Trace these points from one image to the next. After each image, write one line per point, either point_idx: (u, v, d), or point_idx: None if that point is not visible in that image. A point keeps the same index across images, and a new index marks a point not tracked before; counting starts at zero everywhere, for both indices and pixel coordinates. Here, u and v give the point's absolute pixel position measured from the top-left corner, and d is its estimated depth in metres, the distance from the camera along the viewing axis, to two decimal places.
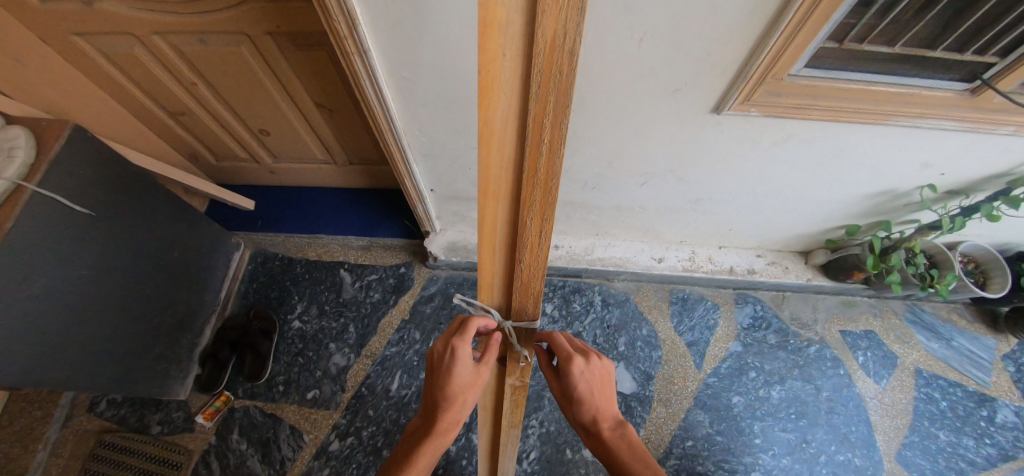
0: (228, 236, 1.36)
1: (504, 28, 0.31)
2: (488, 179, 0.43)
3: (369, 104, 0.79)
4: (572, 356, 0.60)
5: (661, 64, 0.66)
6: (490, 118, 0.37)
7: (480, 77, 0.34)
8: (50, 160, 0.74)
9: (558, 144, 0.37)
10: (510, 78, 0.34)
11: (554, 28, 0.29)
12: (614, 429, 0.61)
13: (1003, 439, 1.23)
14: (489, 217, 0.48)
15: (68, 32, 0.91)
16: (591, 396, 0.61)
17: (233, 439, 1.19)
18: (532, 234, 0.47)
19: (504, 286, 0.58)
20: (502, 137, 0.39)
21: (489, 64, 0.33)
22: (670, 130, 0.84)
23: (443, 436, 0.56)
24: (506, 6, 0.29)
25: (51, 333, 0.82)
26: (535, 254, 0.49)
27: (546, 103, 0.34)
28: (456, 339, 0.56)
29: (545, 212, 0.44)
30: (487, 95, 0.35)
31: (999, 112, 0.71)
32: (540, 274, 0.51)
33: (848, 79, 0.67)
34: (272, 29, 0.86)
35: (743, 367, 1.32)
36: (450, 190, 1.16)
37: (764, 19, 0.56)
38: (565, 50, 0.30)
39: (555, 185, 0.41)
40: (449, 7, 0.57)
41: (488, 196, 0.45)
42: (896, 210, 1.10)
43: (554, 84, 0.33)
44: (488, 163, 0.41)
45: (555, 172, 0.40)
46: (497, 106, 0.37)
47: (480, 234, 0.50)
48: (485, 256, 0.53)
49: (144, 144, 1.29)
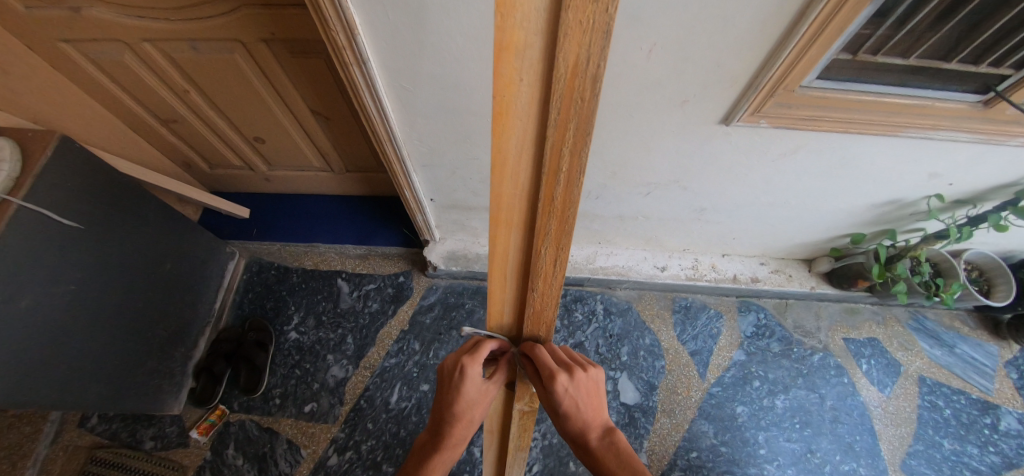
0: (223, 245, 1.33)
1: (522, 52, 0.27)
2: (501, 208, 0.41)
3: (369, 115, 0.77)
4: (554, 374, 0.48)
5: (669, 75, 0.65)
6: (504, 144, 0.35)
7: (494, 103, 0.30)
8: (35, 173, 0.71)
9: (576, 174, 0.35)
10: (526, 103, 0.31)
11: (576, 53, 0.25)
12: (603, 439, 0.52)
13: (1008, 447, 1.23)
14: (501, 245, 0.46)
15: (55, 39, 0.89)
16: (575, 410, 0.51)
17: (228, 454, 1.16)
18: (546, 263, 0.45)
19: (514, 312, 0.57)
20: (516, 164, 0.37)
21: (504, 89, 0.30)
22: (676, 141, 0.82)
23: (452, 449, 0.54)
24: (523, 28, 0.26)
25: (39, 352, 0.79)
26: (548, 282, 0.47)
27: (565, 130, 0.31)
28: (465, 358, 0.52)
29: (560, 241, 0.42)
30: (501, 122, 0.32)
31: (1011, 123, 0.69)
32: (553, 303, 0.50)
33: (861, 91, 0.65)
34: (267, 36, 0.84)
35: (747, 377, 1.31)
36: (450, 199, 1.14)
37: (778, 30, 0.54)
38: (588, 76, 0.27)
39: (573, 215, 0.39)
40: (452, 18, 0.55)
41: (500, 224, 0.43)
42: (902, 219, 1.09)
43: (574, 111, 0.30)
44: (501, 191, 0.39)
45: (573, 202, 0.38)
46: (512, 132, 0.34)
47: (490, 263, 0.48)
48: (495, 283, 0.52)
49: (136, 152, 1.25)
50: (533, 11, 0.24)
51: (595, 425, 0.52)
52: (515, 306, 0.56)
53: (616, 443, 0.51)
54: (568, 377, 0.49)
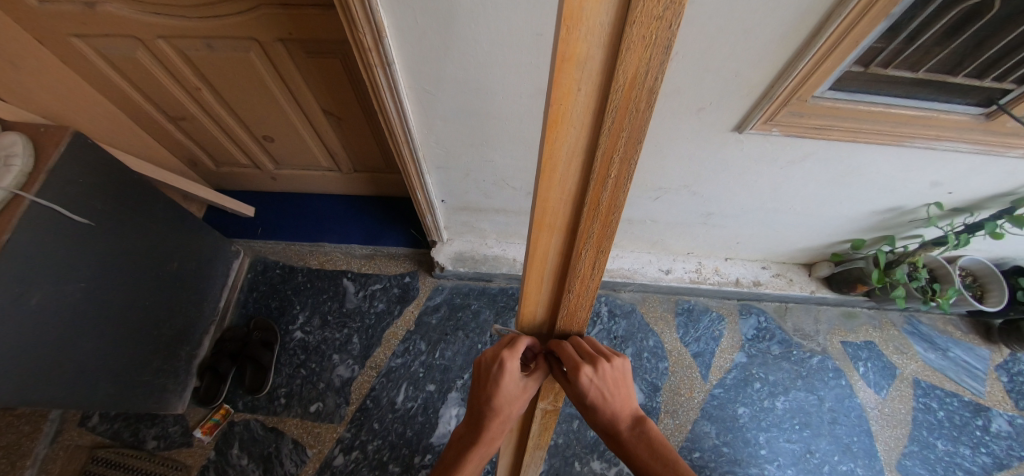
0: (228, 243, 1.33)
1: (582, 64, 0.28)
2: (546, 212, 0.43)
3: (389, 118, 0.78)
4: (578, 366, 0.50)
5: (687, 83, 0.66)
6: (555, 151, 0.36)
7: (550, 112, 0.32)
8: (48, 169, 0.71)
9: (624, 178, 0.38)
10: (580, 113, 0.33)
11: (636, 65, 0.27)
12: (633, 428, 0.53)
13: (998, 448, 1.26)
14: (542, 248, 0.48)
15: (67, 33, 0.88)
16: (603, 402, 0.52)
17: (232, 454, 1.15)
18: (585, 265, 0.48)
19: (547, 314, 0.60)
20: (564, 170, 0.38)
21: (560, 99, 0.31)
22: (689, 147, 0.84)
23: (489, 445, 0.54)
24: (586, 42, 0.27)
25: (48, 349, 0.78)
26: (585, 284, 0.51)
27: (617, 138, 0.34)
28: (505, 351, 0.53)
29: (602, 244, 0.46)
30: (556, 130, 0.34)
31: (1011, 135, 0.72)
32: (588, 304, 0.54)
33: (870, 102, 0.68)
34: (285, 36, 0.84)
35: (749, 378, 1.33)
36: (461, 201, 1.15)
37: (796, 42, 0.56)
38: (644, 88, 0.29)
39: (616, 218, 0.42)
40: (482, 24, 0.56)
41: (543, 228, 0.45)
42: (901, 225, 1.12)
43: (628, 120, 0.32)
44: (548, 196, 0.41)
45: (618, 205, 0.41)
46: (563, 140, 0.35)
47: (529, 266, 0.50)
48: (531, 286, 0.54)
49: (142, 149, 1.24)
50: (597, 26, 0.26)
51: (625, 415, 0.53)
52: (549, 307, 0.58)
53: (647, 433, 0.52)
54: (594, 369, 0.50)
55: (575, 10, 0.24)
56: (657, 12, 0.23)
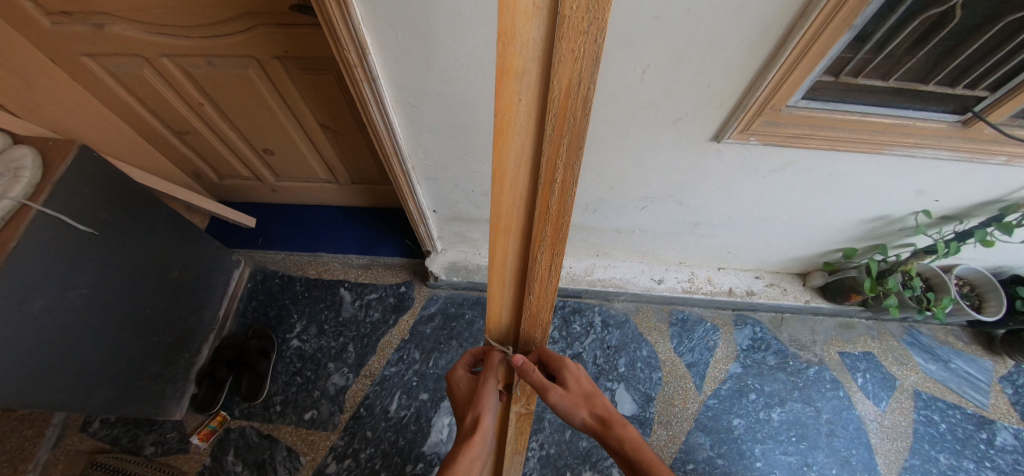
0: (228, 253, 1.37)
1: (520, 76, 0.34)
2: (501, 217, 0.49)
3: (376, 130, 0.81)
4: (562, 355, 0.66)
5: (662, 96, 0.68)
6: (504, 157, 0.42)
7: (496, 120, 0.38)
8: (55, 180, 0.75)
9: (569, 184, 0.43)
10: (523, 121, 0.39)
11: (569, 77, 0.33)
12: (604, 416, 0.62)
13: (1004, 462, 1.22)
14: (501, 250, 0.55)
15: (79, 53, 0.93)
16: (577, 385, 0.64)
17: (228, 461, 1.17)
18: (542, 268, 0.54)
19: (511, 316, 0.66)
20: (514, 175, 0.44)
21: (504, 108, 0.37)
22: (671, 158, 0.86)
23: (479, 444, 0.56)
24: (523, 56, 0.33)
25: (50, 353, 0.81)
26: (544, 286, 0.56)
27: (559, 145, 0.39)
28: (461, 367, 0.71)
29: (555, 249, 0.51)
30: (503, 137, 0.40)
31: (991, 143, 0.72)
32: (548, 306, 0.59)
33: (845, 111, 0.69)
34: (280, 53, 0.88)
35: (744, 389, 1.32)
36: (452, 211, 1.18)
37: (764, 52, 0.58)
38: (579, 98, 0.34)
39: (566, 222, 0.47)
40: (458, 40, 0.59)
41: (500, 231, 0.51)
42: (892, 235, 1.13)
43: (567, 128, 0.38)
44: (501, 201, 0.47)
45: (565, 210, 0.46)
46: (511, 146, 0.41)
47: (491, 268, 0.56)
48: (495, 288, 0.60)
49: (147, 163, 1.30)
50: (531, 41, 0.32)
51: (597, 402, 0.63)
52: (513, 308, 0.65)
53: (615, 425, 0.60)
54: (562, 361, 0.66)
55: (510, 27, 0.30)
56: (583, 27, 0.29)
